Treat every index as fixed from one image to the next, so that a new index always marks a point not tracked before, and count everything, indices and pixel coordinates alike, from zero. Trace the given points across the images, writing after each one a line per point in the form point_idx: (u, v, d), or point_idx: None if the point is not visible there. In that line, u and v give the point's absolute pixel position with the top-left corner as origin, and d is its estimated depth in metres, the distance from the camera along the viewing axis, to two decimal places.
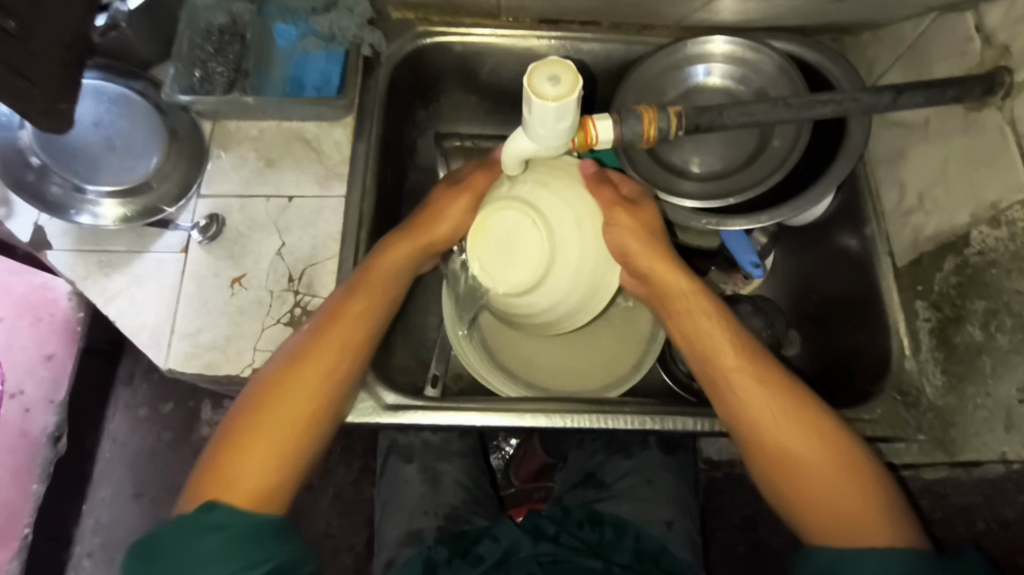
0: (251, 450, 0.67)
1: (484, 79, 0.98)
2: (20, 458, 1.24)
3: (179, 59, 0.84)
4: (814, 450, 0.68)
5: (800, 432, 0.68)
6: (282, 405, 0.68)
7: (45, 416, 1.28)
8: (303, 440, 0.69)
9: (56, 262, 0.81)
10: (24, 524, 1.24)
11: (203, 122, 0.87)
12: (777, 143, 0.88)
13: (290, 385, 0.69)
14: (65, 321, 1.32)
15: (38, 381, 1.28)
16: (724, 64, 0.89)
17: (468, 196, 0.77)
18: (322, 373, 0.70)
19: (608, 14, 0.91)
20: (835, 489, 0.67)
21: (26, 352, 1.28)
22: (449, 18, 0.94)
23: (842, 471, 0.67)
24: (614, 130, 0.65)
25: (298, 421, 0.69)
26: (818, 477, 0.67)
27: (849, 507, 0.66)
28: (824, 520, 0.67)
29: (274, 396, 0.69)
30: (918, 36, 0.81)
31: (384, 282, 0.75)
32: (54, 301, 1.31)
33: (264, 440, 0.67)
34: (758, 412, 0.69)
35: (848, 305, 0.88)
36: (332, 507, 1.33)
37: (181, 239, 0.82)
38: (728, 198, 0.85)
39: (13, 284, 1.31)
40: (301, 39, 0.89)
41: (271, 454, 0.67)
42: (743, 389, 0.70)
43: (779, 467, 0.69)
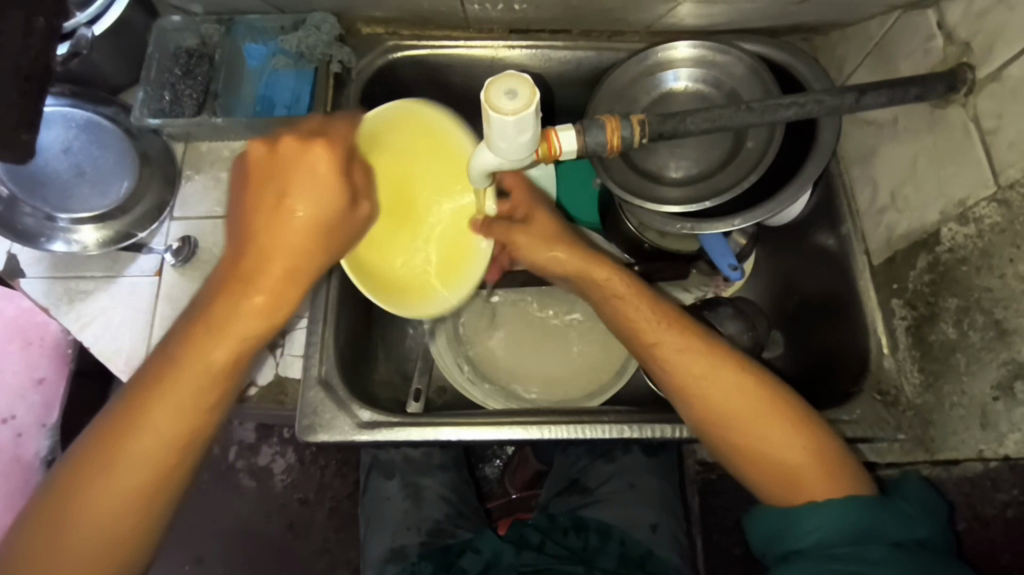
0: (104, 478, 0.59)
1: (457, 90, 0.99)
2: (13, 483, 1.27)
3: (148, 83, 0.85)
4: (754, 418, 0.67)
5: (732, 393, 0.68)
6: (143, 420, 0.60)
7: (38, 440, 1.29)
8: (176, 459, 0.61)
9: (30, 291, 0.81)
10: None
11: (176, 144, 0.88)
12: (751, 144, 0.88)
13: (157, 393, 0.61)
14: (56, 344, 1.34)
15: (30, 406, 1.30)
16: (693, 68, 0.89)
17: (308, 198, 0.62)
18: (201, 369, 0.61)
19: (576, 22, 0.92)
20: (780, 443, 0.66)
21: (16, 376, 1.31)
22: (419, 32, 0.94)
23: (779, 420, 0.67)
24: (578, 141, 0.65)
25: (171, 444, 0.60)
26: (780, 462, 0.66)
27: (792, 459, 0.66)
28: (774, 483, 0.66)
29: (145, 405, 0.60)
30: (883, 34, 0.81)
31: (236, 325, 0.62)
32: (44, 325, 1.35)
33: (129, 465, 0.59)
34: (694, 388, 0.69)
35: (827, 305, 0.88)
36: (327, 521, 1.32)
37: (154, 262, 0.82)
38: (704, 202, 0.85)
39: (3, 309, 1.34)
40: (271, 57, 0.89)
41: (128, 470, 0.59)
42: (674, 356, 0.70)
43: (717, 434, 0.69)
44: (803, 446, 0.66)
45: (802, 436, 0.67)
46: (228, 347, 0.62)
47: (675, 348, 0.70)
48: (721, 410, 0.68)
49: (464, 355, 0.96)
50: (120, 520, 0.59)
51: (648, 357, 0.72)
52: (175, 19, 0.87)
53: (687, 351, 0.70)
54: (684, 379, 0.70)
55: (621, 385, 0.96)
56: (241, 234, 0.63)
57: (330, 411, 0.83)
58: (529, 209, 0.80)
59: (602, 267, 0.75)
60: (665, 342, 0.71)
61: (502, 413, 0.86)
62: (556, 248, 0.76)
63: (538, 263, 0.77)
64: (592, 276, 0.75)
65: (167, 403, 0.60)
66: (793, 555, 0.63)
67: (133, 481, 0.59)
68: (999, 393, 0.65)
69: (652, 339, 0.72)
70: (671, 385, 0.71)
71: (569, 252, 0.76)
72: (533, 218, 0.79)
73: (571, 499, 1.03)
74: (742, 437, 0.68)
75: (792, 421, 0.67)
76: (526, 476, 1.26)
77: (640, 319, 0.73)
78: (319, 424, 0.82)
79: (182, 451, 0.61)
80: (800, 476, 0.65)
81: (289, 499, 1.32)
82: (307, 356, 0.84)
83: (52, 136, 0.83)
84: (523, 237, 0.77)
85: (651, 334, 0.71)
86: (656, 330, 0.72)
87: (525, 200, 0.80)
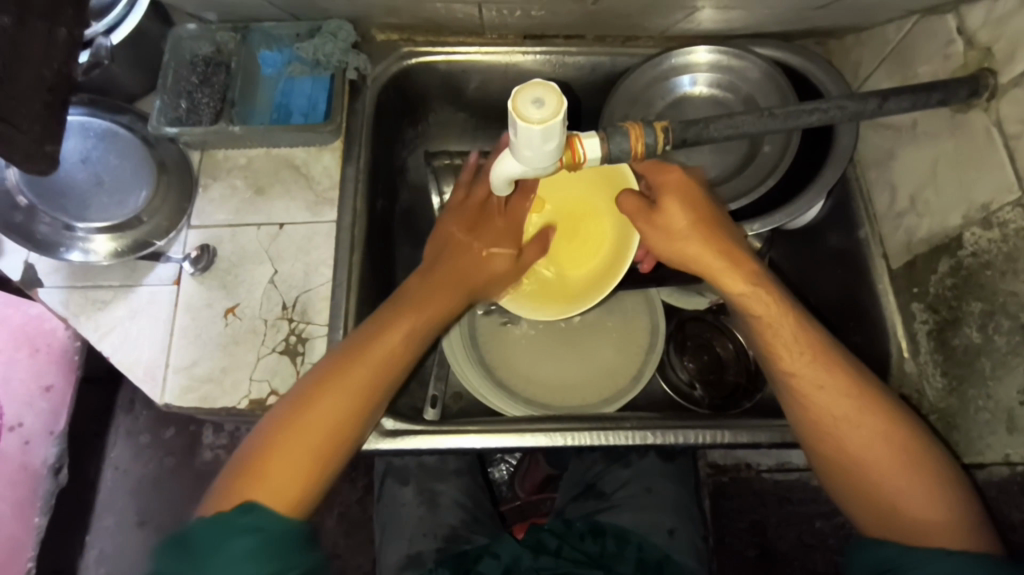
0: (294, 435, 0.68)
1: (470, 96, 0.99)
2: (20, 492, 1.25)
3: (165, 91, 0.84)
4: (888, 459, 0.67)
5: (873, 433, 0.68)
6: (338, 386, 0.71)
7: (47, 448, 1.29)
8: (353, 428, 0.72)
9: (48, 300, 0.80)
10: (26, 557, 1.25)
11: (192, 152, 0.87)
12: (767, 149, 0.88)
13: (331, 381, 0.71)
14: (64, 350, 1.34)
15: (38, 413, 1.29)
16: (709, 73, 0.90)
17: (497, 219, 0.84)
18: (385, 355, 0.74)
19: (592, 27, 0.92)
20: (913, 491, 0.66)
21: (23, 384, 1.28)
22: (433, 38, 0.94)
23: (918, 470, 0.67)
24: (601, 147, 0.64)
25: (352, 408, 0.71)
26: (911, 510, 0.66)
27: (921, 511, 0.66)
28: (901, 524, 0.66)
29: (323, 388, 0.71)
30: (901, 38, 0.81)
31: (434, 302, 0.78)
32: (52, 331, 1.34)
33: (316, 428, 0.69)
34: (830, 417, 0.69)
35: (846, 308, 0.88)
36: (338, 526, 1.32)
37: (172, 271, 0.82)
38: (721, 206, 0.85)
39: (10, 316, 1.32)
40: (287, 65, 0.89)
41: (320, 432, 0.69)
42: (811, 387, 0.70)
43: (844, 469, 0.69)
44: (937, 496, 0.66)
45: (938, 492, 0.66)
46: (387, 350, 0.74)
47: (812, 378, 0.70)
48: (858, 444, 0.68)
49: (481, 360, 0.96)
50: (307, 473, 0.68)
51: (781, 380, 0.72)
52: (190, 27, 0.87)
53: (827, 381, 0.69)
54: (815, 407, 0.70)
55: (640, 390, 0.95)
56: (434, 244, 0.83)
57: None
58: (669, 195, 0.73)
59: (737, 276, 0.72)
60: (806, 372, 0.70)
61: (520, 420, 0.86)
62: (698, 250, 0.72)
63: (671, 254, 0.74)
64: (726, 285, 0.73)
65: (351, 385, 0.71)
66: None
67: (313, 445, 0.69)
68: None
69: (788, 362, 0.71)
70: (803, 407, 0.70)
71: (706, 261, 0.72)
72: (667, 205, 0.73)
73: (588, 504, 1.03)
74: (871, 474, 0.68)
75: (933, 475, 0.67)
76: (536, 479, 1.27)
77: (778, 344, 0.71)
78: None
79: (366, 415, 0.73)
80: (932, 526, 0.65)
81: None
82: None
83: (69, 145, 0.82)
84: (654, 232, 0.74)
85: (797, 363, 0.70)
86: (801, 359, 0.70)
87: (670, 183, 0.74)
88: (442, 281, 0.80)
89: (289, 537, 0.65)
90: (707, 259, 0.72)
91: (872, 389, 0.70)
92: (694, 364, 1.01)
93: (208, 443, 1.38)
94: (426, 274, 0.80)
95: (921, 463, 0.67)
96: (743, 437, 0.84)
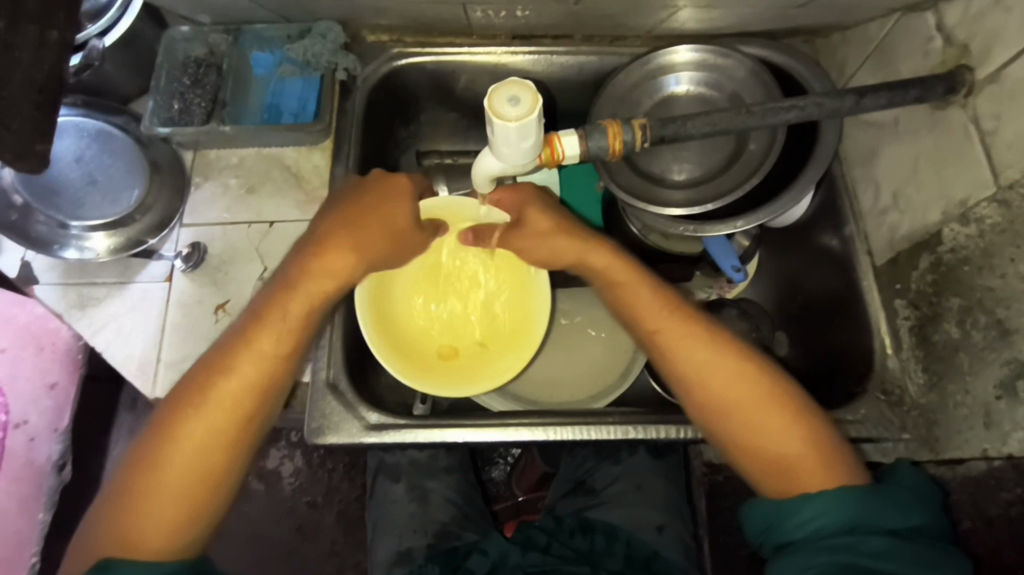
0: (179, 449, 0.66)
1: (460, 96, 1.00)
2: (27, 488, 1.28)
3: (158, 92, 0.86)
4: (744, 402, 0.71)
5: (727, 378, 0.72)
6: (217, 388, 0.68)
7: (51, 445, 1.32)
8: (242, 435, 0.68)
9: (44, 298, 0.82)
10: (31, 552, 1.28)
11: (185, 152, 0.89)
12: (752, 146, 0.89)
13: (223, 374, 0.69)
14: (67, 350, 1.35)
15: (43, 410, 1.31)
16: (693, 71, 0.90)
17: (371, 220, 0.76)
18: (265, 347, 0.71)
19: (578, 27, 0.93)
20: (775, 429, 0.70)
21: (29, 381, 1.29)
22: (423, 39, 0.96)
23: (777, 409, 0.71)
24: (580, 145, 0.66)
25: (240, 410, 0.68)
26: (775, 448, 0.69)
27: (783, 448, 0.69)
28: (769, 466, 0.69)
29: (205, 392, 0.68)
30: (883, 36, 0.81)
31: (316, 284, 0.74)
32: (55, 331, 1.34)
33: (199, 442, 0.66)
34: (689, 369, 0.74)
35: (830, 305, 0.89)
36: (337, 523, 1.33)
37: (165, 268, 0.84)
38: (706, 203, 0.86)
39: (15, 314, 1.32)
40: (278, 65, 0.91)
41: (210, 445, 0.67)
42: (669, 340, 0.75)
43: (715, 418, 0.72)
44: (791, 428, 0.70)
45: (800, 425, 0.70)
46: (277, 327, 0.72)
47: (672, 330, 0.75)
48: (715, 391, 0.72)
49: None
50: (189, 497, 0.66)
51: (645, 337, 0.77)
52: (183, 29, 0.88)
53: (685, 334, 0.75)
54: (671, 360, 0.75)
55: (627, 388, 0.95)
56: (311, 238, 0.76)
57: (335, 411, 0.84)
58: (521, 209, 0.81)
59: (596, 253, 0.79)
60: (664, 325, 0.76)
61: (506, 415, 0.87)
62: (566, 250, 0.79)
63: (537, 256, 0.80)
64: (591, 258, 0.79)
65: (235, 384, 0.69)
66: (789, 545, 0.65)
67: (200, 457, 0.66)
68: (1002, 392, 0.66)
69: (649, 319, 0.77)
70: (666, 362, 0.75)
71: (570, 245, 0.79)
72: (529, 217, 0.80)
73: (578, 500, 1.05)
74: (731, 416, 0.71)
75: (791, 410, 0.71)
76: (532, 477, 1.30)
77: (635, 305, 0.78)
78: (328, 427, 0.83)
79: (254, 415, 0.69)
80: (799, 464, 0.68)
81: (299, 502, 1.34)
82: (315, 360, 0.85)
83: (64, 145, 0.84)
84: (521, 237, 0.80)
85: (652, 320, 0.76)
86: (658, 317, 0.76)
87: (520, 199, 0.81)
88: (329, 263, 0.74)
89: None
90: (567, 248, 0.79)
91: (721, 338, 0.75)
92: None
93: None
94: (298, 261, 0.75)
95: (777, 401, 0.71)
96: None
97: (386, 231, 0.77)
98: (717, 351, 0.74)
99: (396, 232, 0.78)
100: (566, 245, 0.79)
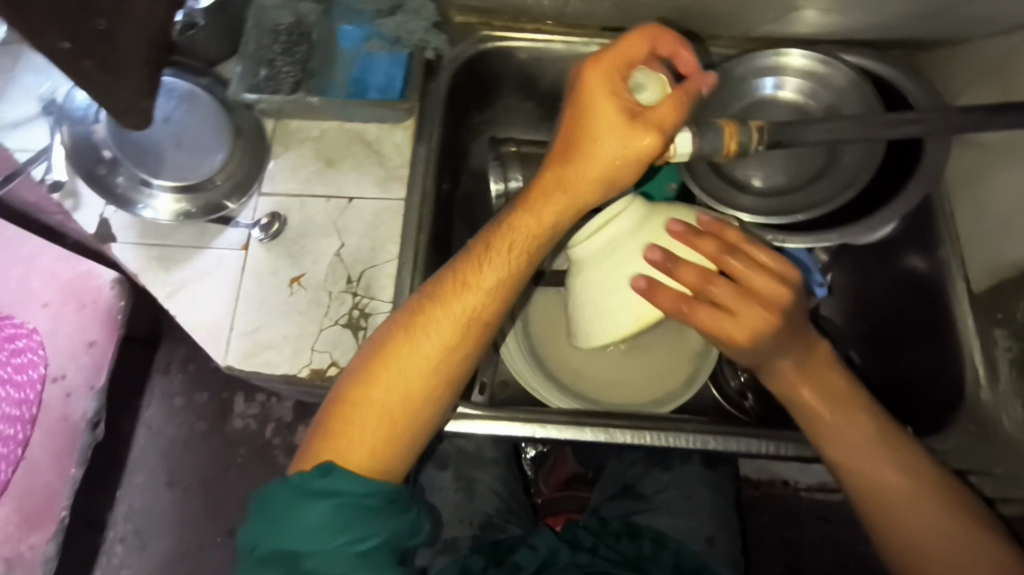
0: (376, 392, 0.68)
1: (541, 86, 0.99)
2: (62, 441, 1.33)
3: (246, 58, 0.85)
4: (909, 493, 0.70)
5: (891, 467, 0.71)
6: (402, 351, 0.69)
7: (85, 402, 1.35)
8: (427, 403, 0.70)
9: (121, 256, 0.82)
10: (60, 506, 1.31)
11: (266, 120, 0.88)
12: (847, 158, 0.86)
13: (443, 305, 0.70)
14: (107, 308, 1.40)
15: (79, 366, 1.37)
16: (797, 78, 0.87)
17: (601, 77, 0.67)
18: (464, 310, 0.70)
19: (674, 22, 0.90)
20: (936, 527, 0.69)
21: (69, 338, 1.38)
22: (511, 23, 0.93)
23: (931, 500, 0.70)
24: (693, 143, 0.67)
25: (423, 373, 0.69)
26: (938, 545, 0.69)
27: (937, 543, 0.69)
28: (920, 557, 0.69)
29: (426, 322, 0.70)
30: (1006, 52, 0.78)
31: (520, 252, 0.71)
32: (98, 289, 1.40)
33: (383, 394, 0.68)
34: (842, 453, 0.73)
35: (911, 328, 0.86)
36: None
37: (241, 236, 0.83)
38: (796, 214, 0.83)
39: (60, 271, 1.41)
40: (366, 40, 0.89)
41: (427, 378, 0.70)
42: (823, 424, 0.73)
43: (869, 504, 0.72)
44: (950, 522, 0.69)
45: (956, 523, 0.69)
46: (536, 228, 0.70)
47: (825, 413, 0.73)
48: (879, 479, 0.71)
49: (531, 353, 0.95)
50: (392, 429, 0.68)
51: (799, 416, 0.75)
52: None
53: (858, 444, 0.72)
54: (829, 442, 0.73)
55: (689, 396, 0.94)
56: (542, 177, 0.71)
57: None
58: (750, 286, 0.72)
59: (782, 357, 0.73)
60: (818, 410, 0.74)
61: (577, 414, 0.86)
62: (775, 351, 0.73)
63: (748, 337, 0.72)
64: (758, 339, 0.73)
65: (404, 356, 0.69)
66: None
67: (400, 392, 0.69)
68: None
69: (793, 384, 0.75)
70: (824, 441, 0.74)
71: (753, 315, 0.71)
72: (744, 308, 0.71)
73: (625, 504, 1.03)
74: (873, 490, 0.71)
75: (950, 501, 0.70)
76: (562, 476, 1.28)
77: (789, 383, 0.75)
78: None
79: (440, 376, 0.70)
80: (953, 557, 0.68)
81: None
82: None
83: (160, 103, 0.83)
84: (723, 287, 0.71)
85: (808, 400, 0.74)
86: (814, 402, 0.74)
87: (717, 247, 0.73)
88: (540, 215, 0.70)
89: (359, 503, 0.65)
90: (769, 351, 0.73)
91: (887, 426, 0.73)
92: (751, 374, 0.95)
93: (239, 412, 1.49)
94: (513, 212, 0.72)
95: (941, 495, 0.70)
96: (807, 451, 0.82)
97: (609, 123, 0.65)
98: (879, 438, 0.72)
99: (616, 108, 0.65)
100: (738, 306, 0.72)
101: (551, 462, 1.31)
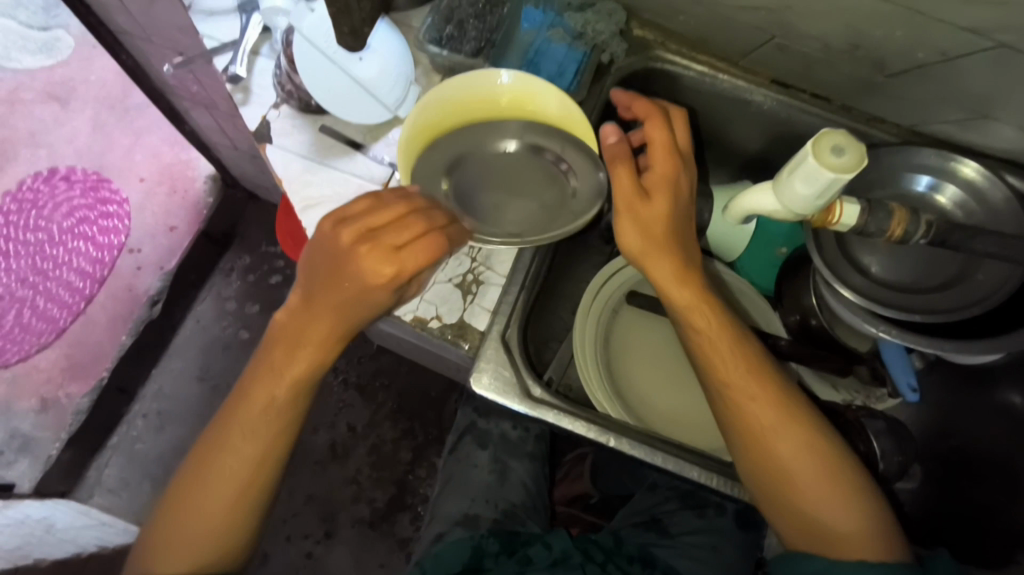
0: (222, 472, 0.73)
1: (690, 119, 1.01)
2: (124, 308, 1.46)
3: (439, 12, 0.89)
4: (812, 473, 0.73)
5: (801, 449, 0.73)
6: (224, 449, 0.73)
7: (152, 279, 1.48)
8: (251, 484, 0.73)
9: (272, 158, 0.86)
10: (105, 366, 1.42)
11: (434, 75, 0.91)
12: (981, 276, 0.84)
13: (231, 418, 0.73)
14: (194, 199, 1.55)
15: (157, 245, 1.51)
16: (958, 188, 0.84)
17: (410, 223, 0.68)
18: (261, 402, 0.73)
19: (846, 94, 0.91)
20: (833, 507, 0.72)
21: (154, 217, 1.53)
22: (685, 50, 0.95)
23: (832, 481, 0.73)
24: (859, 216, 0.70)
25: (251, 467, 0.73)
26: (837, 526, 0.72)
27: (839, 522, 0.72)
28: (816, 535, 0.73)
29: (238, 411, 0.73)
30: None
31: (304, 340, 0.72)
32: (191, 180, 1.56)
33: (228, 476, 0.73)
34: (758, 431, 0.74)
35: (988, 464, 0.89)
36: (367, 456, 1.48)
37: (383, 173, 0.86)
38: (914, 313, 0.81)
39: (165, 153, 1.58)
40: (548, 27, 0.92)
41: (248, 456, 0.73)
42: (736, 394, 0.75)
43: (775, 484, 0.73)
44: (844, 500, 0.73)
45: (851, 505, 0.73)
46: (313, 348, 0.72)
47: (743, 388, 0.74)
48: (786, 459, 0.73)
49: (602, 363, 0.94)
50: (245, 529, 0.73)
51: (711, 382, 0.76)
52: None
53: (773, 408, 0.74)
54: (741, 419, 0.74)
55: None
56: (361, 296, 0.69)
57: (502, 366, 0.79)
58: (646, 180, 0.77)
59: (665, 253, 0.75)
60: (736, 383, 0.75)
61: (650, 435, 0.83)
62: (646, 243, 0.75)
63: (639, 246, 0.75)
64: (678, 299, 0.76)
65: (239, 440, 0.73)
66: None
67: (234, 490, 0.73)
68: None
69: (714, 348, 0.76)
70: (734, 420, 0.75)
71: (676, 270, 0.75)
72: (653, 193, 0.76)
73: (645, 534, 1.04)
74: (778, 467, 0.73)
75: (850, 487, 0.73)
76: (572, 491, 1.30)
77: (717, 355, 0.76)
78: (479, 373, 0.79)
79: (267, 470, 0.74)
80: (849, 538, 0.72)
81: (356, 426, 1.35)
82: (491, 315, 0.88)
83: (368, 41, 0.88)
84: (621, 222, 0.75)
85: (728, 377, 0.75)
86: (733, 376, 0.75)
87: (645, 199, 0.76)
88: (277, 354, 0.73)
89: None
90: (654, 242, 0.75)
91: (794, 403, 0.75)
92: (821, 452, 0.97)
93: None
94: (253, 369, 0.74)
95: (841, 474, 0.73)
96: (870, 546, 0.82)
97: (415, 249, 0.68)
98: (790, 415, 0.74)
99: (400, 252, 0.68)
100: (663, 256, 0.75)
101: (564, 475, 1.33)
